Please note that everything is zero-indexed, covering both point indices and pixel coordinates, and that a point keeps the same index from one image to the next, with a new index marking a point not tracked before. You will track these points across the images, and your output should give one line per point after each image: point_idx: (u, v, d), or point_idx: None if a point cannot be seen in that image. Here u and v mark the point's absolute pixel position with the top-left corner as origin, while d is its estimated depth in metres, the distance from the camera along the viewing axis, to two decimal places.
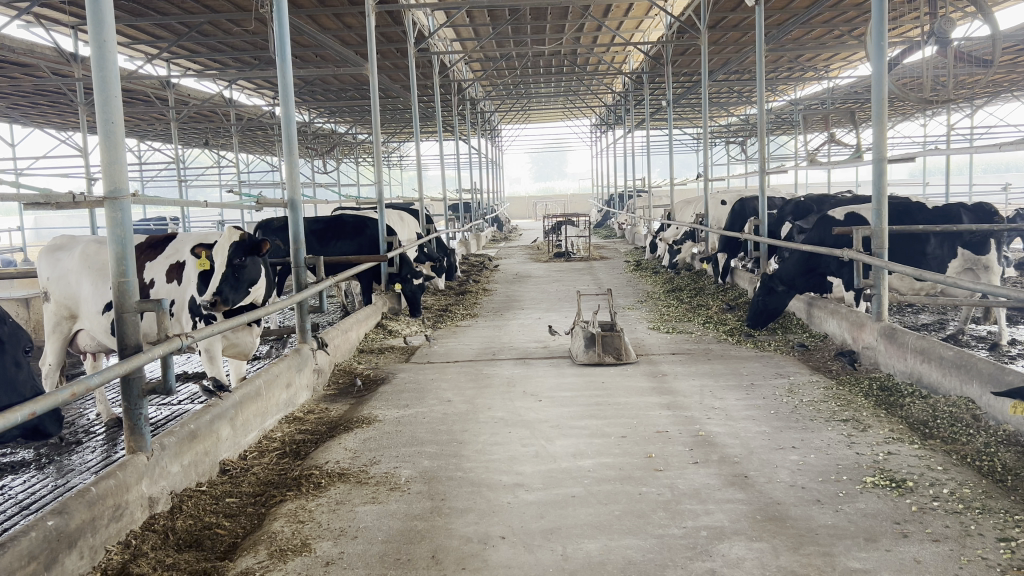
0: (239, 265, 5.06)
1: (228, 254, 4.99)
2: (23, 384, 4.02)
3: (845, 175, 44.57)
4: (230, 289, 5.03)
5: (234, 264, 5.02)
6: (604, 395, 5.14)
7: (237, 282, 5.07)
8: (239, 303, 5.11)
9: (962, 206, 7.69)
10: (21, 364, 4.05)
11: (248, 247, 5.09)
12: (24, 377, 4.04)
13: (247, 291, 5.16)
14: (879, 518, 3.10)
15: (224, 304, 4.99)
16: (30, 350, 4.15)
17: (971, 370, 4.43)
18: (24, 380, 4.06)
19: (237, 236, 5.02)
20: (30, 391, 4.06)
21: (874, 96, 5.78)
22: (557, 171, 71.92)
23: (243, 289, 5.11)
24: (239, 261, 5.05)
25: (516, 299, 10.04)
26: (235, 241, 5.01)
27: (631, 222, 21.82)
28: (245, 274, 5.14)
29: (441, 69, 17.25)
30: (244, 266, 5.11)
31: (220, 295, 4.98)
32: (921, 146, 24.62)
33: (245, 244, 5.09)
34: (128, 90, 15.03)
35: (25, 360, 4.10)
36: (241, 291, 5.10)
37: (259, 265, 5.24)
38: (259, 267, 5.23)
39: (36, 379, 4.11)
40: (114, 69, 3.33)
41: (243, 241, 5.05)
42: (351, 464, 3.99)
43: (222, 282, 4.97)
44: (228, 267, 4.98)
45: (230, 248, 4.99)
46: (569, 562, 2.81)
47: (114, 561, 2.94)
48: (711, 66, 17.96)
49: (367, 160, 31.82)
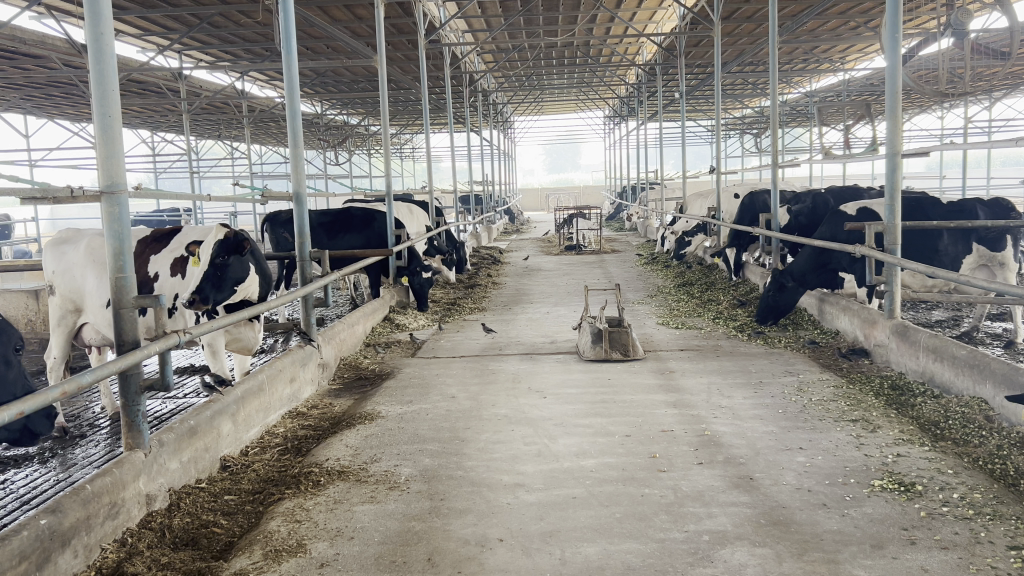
0: (222, 264, 5.08)
1: (213, 252, 5.03)
2: (14, 382, 4.03)
3: (861, 170, 44.15)
4: (212, 288, 5.02)
5: (217, 262, 5.05)
6: (609, 392, 5.08)
7: (220, 282, 5.07)
8: (224, 301, 5.13)
9: (978, 201, 7.54)
10: (12, 363, 4.06)
11: (233, 246, 5.15)
12: (14, 375, 4.04)
13: (232, 290, 5.16)
14: (886, 523, 3.03)
15: (205, 302, 4.96)
16: (21, 347, 4.16)
17: (984, 370, 4.34)
18: (15, 378, 4.07)
19: (221, 236, 5.11)
20: (22, 388, 4.08)
21: (887, 89, 5.67)
22: (570, 163, 72.02)
23: (227, 289, 5.11)
24: (222, 260, 5.08)
25: (525, 293, 9.98)
26: (219, 240, 5.07)
27: (644, 214, 21.73)
28: (231, 273, 5.15)
29: (452, 61, 17.16)
30: (228, 265, 5.12)
31: (201, 292, 4.96)
32: (939, 138, 24.26)
33: (229, 244, 5.14)
34: (140, 81, 15.07)
35: (16, 357, 4.10)
36: (225, 290, 5.11)
37: (247, 265, 5.25)
38: (247, 267, 5.24)
39: (28, 376, 4.11)
40: (111, 60, 3.27)
41: (226, 240, 5.11)
42: (352, 461, 3.95)
43: (205, 280, 4.98)
44: (210, 265, 5.01)
45: (214, 247, 5.05)
46: (567, 566, 2.77)
47: (108, 560, 2.90)
48: (724, 58, 17.81)
49: (379, 153, 31.82)
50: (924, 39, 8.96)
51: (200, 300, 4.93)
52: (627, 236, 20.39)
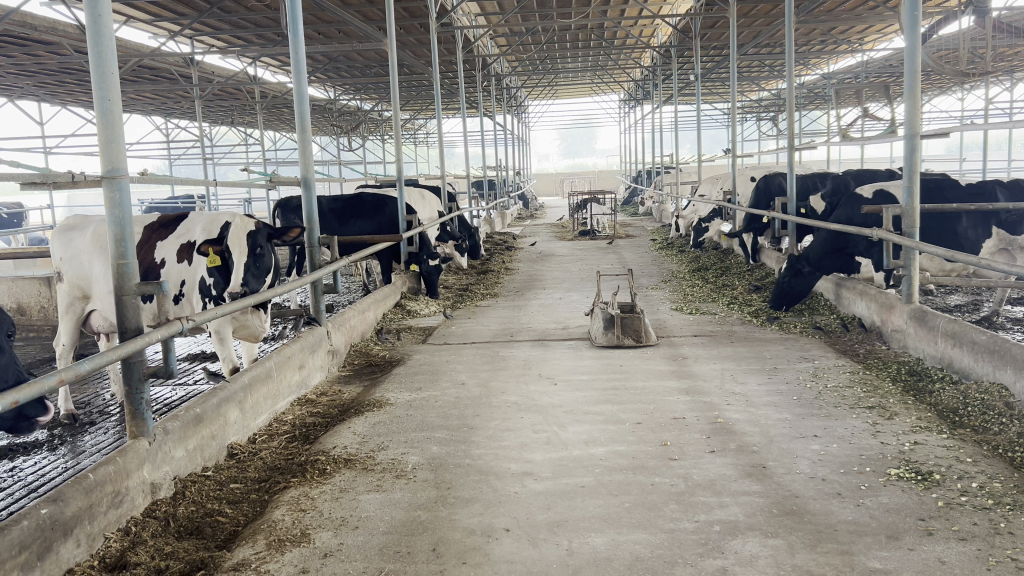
0: (259, 253, 5.30)
1: (247, 244, 5.24)
2: (6, 368, 3.94)
3: (879, 153, 43.72)
4: (254, 276, 5.25)
5: (254, 252, 5.27)
6: (620, 379, 5.02)
7: (259, 270, 5.30)
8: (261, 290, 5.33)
9: (998, 183, 7.41)
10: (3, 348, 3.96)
11: (265, 235, 5.37)
12: (5, 361, 3.94)
13: (266, 278, 5.38)
14: (903, 513, 2.95)
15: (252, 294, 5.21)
16: (13, 333, 4.07)
17: (1004, 356, 4.24)
18: (6, 364, 3.97)
19: (251, 226, 5.30)
20: (13, 375, 3.98)
21: (905, 67, 5.52)
22: (586, 148, 71.95)
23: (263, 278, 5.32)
24: (259, 249, 5.29)
25: (538, 278, 9.92)
26: (250, 231, 5.27)
27: (660, 198, 21.55)
28: (264, 261, 5.39)
29: (464, 44, 17.06)
30: (264, 253, 5.35)
31: (247, 285, 5.19)
32: (960, 118, 23.84)
33: (260, 233, 5.35)
34: (152, 68, 15.07)
35: (8, 344, 4.00)
36: (262, 278, 5.33)
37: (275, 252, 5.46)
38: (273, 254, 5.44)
39: (19, 362, 4.01)
40: (110, 43, 3.22)
41: (258, 230, 5.32)
42: (359, 449, 3.92)
43: (247, 271, 5.20)
44: (249, 255, 5.23)
45: (248, 238, 5.25)
46: (574, 558, 2.70)
47: (111, 548, 2.87)
48: (741, 40, 17.62)
49: (393, 139, 31.76)
50: (944, 18, 8.78)
51: (247, 291, 5.15)
52: (642, 221, 20.29)
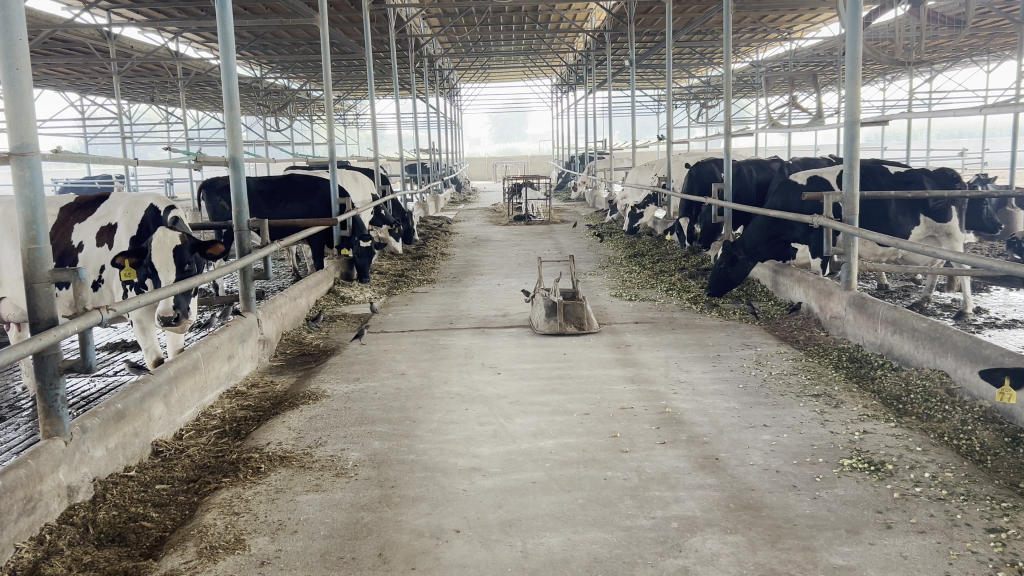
0: (186, 270, 4.94)
1: (173, 260, 4.86)
2: None
3: (802, 138, 44.75)
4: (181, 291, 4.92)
5: (183, 268, 4.91)
6: (564, 367, 4.90)
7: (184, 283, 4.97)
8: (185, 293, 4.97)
9: (925, 171, 7.56)
10: None
11: (191, 248, 4.97)
12: None
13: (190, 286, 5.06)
14: (860, 506, 2.90)
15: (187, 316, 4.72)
16: None
17: (946, 342, 4.24)
18: None
19: (177, 241, 4.89)
20: None
21: (847, 54, 5.50)
22: (518, 133, 72.45)
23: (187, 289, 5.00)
24: (186, 265, 4.93)
25: (475, 264, 9.74)
26: (176, 247, 4.88)
27: (593, 184, 21.60)
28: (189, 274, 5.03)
29: (395, 24, 16.68)
30: (190, 267, 4.98)
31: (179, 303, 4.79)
32: (881, 107, 24.41)
33: (185, 246, 4.95)
34: (66, 40, 14.36)
35: None
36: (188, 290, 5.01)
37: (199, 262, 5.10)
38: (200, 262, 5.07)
39: None
40: (17, 7, 2.94)
41: (184, 245, 4.92)
42: (295, 446, 3.71)
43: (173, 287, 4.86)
44: (177, 271, 4.87)
45: (172, 256, 4.85)
46: (528, 560, 2.57)
47: (23, 560, 2.60)
48: (673, 26, 17.67)
49: (322, 120, 31.16)
50: (881, 6, 8.79)
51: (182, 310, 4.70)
52: (575, 206, 20.35)
